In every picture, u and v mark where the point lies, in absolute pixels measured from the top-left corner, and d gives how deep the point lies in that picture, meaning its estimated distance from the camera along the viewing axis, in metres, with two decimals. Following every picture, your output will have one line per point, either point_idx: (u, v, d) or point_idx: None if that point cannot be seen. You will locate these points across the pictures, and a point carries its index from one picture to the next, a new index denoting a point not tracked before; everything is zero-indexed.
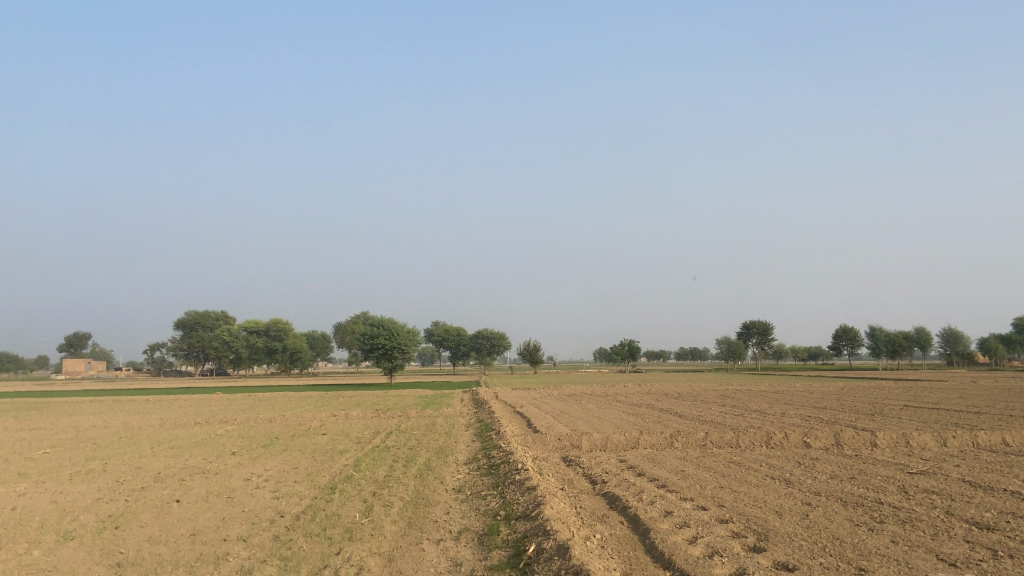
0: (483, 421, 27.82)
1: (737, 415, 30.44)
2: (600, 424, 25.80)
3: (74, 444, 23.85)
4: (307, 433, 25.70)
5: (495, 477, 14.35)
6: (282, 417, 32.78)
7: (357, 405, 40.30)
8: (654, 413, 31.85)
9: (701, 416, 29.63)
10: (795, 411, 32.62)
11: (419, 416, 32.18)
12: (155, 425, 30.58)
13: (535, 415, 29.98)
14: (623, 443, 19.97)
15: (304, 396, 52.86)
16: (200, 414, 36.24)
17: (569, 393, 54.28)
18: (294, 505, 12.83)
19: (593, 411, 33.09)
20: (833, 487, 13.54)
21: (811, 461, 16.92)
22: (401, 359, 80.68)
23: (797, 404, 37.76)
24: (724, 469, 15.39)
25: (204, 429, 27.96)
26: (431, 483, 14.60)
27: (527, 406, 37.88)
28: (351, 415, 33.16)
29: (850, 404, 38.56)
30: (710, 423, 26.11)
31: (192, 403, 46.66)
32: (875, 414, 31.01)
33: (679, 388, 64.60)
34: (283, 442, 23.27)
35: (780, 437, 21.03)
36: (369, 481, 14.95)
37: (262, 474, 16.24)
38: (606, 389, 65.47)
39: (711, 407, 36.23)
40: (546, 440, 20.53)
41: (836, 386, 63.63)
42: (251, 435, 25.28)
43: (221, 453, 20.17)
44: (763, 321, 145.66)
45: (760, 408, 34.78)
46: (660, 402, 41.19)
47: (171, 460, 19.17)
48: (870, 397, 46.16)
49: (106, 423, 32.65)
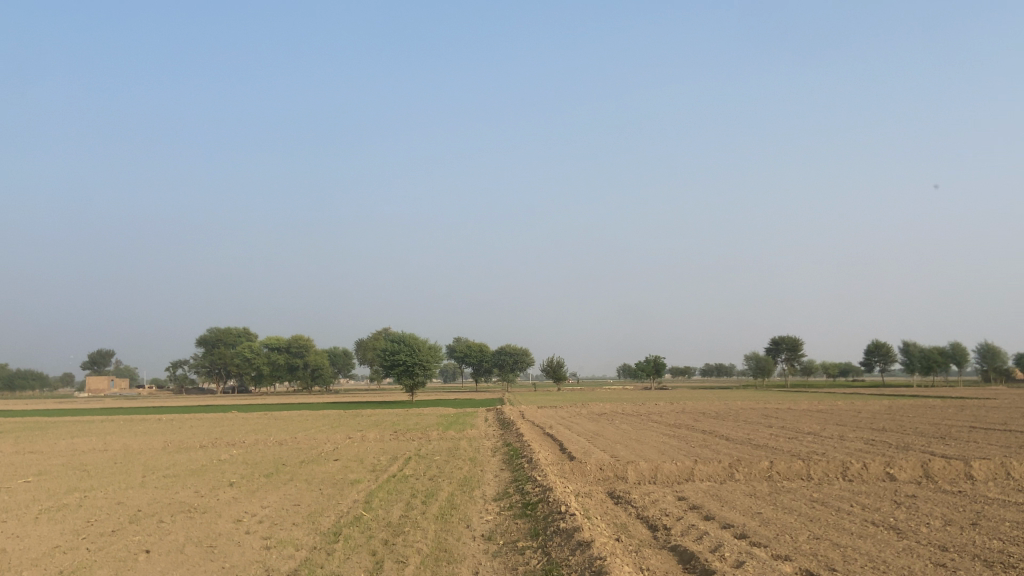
0: (512, 445, 25.26)
1: (792, 438, 27.51)
2: (642, 450, 23.06)
3: (64, 471, 21.76)
4: (319, 459, 23.37)
5: (533, 523, 11.76)
6: (294, 440, 30.49)
7: (375, 425, 37.95)
8: (697, 435, 29.09)
9: (753, 440, 26.71)
10: (855, 434, 29.51)
11: (441, 438, 29.73)
12: (159, 448, 28.53)
13: (569, 438, 27.38)
14: (676, 475, 17.24)
15: (322, 415, 50.60)
16: (210, 435, 34.10)
17: (598, 412, 51.25)
18: (286, 560, 10.40)
19: (630, 433, 30.40)
20: (961, 540, 10.75)
21: (910, 501, 14.03)
22: (423, 376, 78.51)
23: (851, 426, 34.58)
24: (810, 513, 12.62)
25: (209, 454, 25.76)
26: (455, 528, 12.08)
27: (556, 426, 35.28)
28: (367, 437, 30.77)
29: (910, 426, 35.20)
30: (767, 449, 23.19)
31: (205, 423, 44.62)
32: (946, 438, 27.81)
33: (713, 405, 61.28)
34: (290, 469, 20.93)
35: (857, 467, 18.14)
36: (382, 525, 12.43)
37: (256, 513, 13.83)
38: (636, 406, 62.50)
39: (756, 428, 33.30)
40: (586, 471, 17.86)
41: (879, 404, 59.76)
42: (256, 461, 23.00)
43: (218, 485, 17.88)
44: (793, 337, 141.40)
45: (812, 430, 31.70)
46: (699, 423, 38.08)
47: (160, 492, 16.89)
48: (925, 416, 42.50)
49: (107, 445, 30.55)
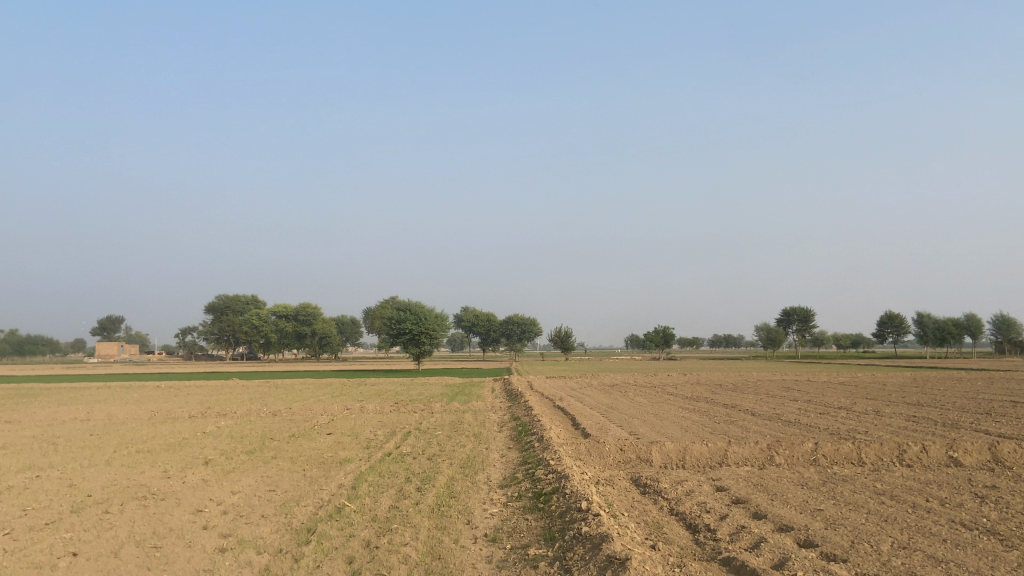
0: (520, 420, 23.22)
1: (825, 414, 25.33)
2: (664, 426, 20.90)
3: (30, 445, 19.90)
4: (310, 433, 21.37)
5: (547, 523, 9.67)
6: (289, 410, 28.65)
7: (377, 395, 36.09)
8: (720, 410, 26.95)
9: (783, 415, 24.52)
10: (891, 409, 27.38)
11: (444, 411, 27.72)
12: (143, 419, 26.64)
13: (581, 412, 25.31)
14: (708, 458, 15.05)
15: (324, 383, 48.83)
16: (202, 404, 32.36)
17: (609, 384, 49.16)
18: (238, 570, 8.33)
19: (647, 407, 28.34)
20: None
21: (994, 494, 11.84)
22: (428, 344, 76.86)
23: (882, 400, 32.40)
24: (883, 512, 10.46)
25: (194, 425, 23.88)
26: (453, 526, 9.98)
27: (567, 398, 33.26)
28: (366, 408, 28.78)
29: (947, 400, 32.91)
30: (802, 427, 20.96)
31: (203, 390, 42.87)
32: (993, 414, 25.53)
33: (729, 377, 59.10)
34: (275, 445, 18.94)
35: (914, 450, 15.91)
36: (366, 521, 10.32)
37: (221, 501, 11.76)
38: (648, 377, 60.40)
39: (782, 401, 31.21)
40: (604, 452, 15.68)
41: (900, 376, 57.47)
42: (241, 435, 21.05)
43: (190, 463, 15.87)
44: (804, 308, 139.01)
45: (842, 405, 29.56)
46: (718, 396, 35.87)
47: (121, 473, 14.90)
48: (957, 390, 40.17)
49: (90, 414, 28.72)
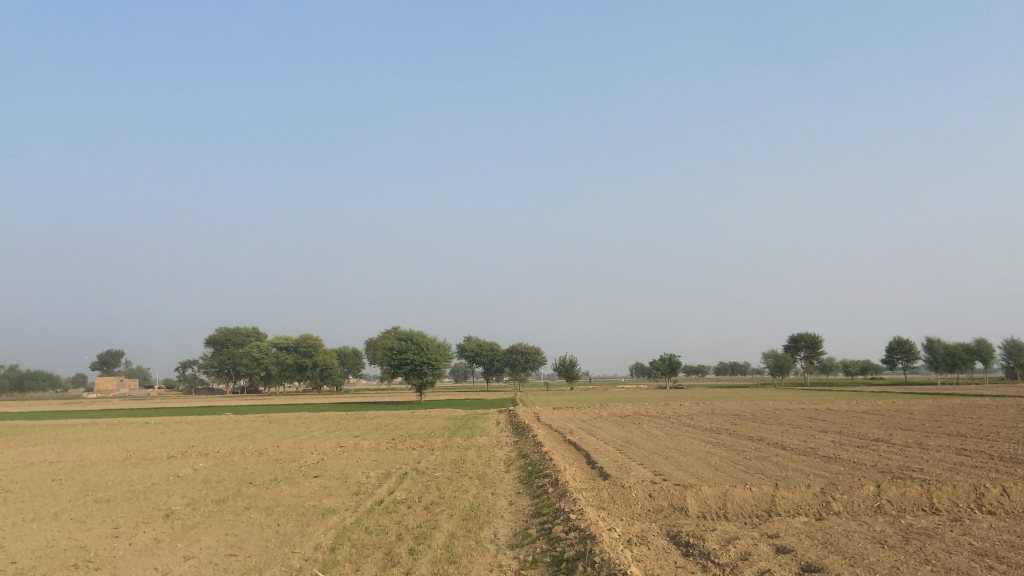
0: (529, 458, 20.90)
1: (864, 448, 22.96)
2: (692, 465, 18.60)
3: None
4: (295, 476, 19.13)
5: None
6: (277, 450, 26.33)
7: (374, 431, 33.77)
8: (749, 445, 24.60)
9: (820, 451, 22.15)
10: (934, 442, 25.11)
11: (446, 448, 25.41)
12: (117, 461, 24.34)
13: (596, 448, 23.02)
14: (754, 508, 12.76)
15: (321, 418, 46.38)
16: (187, 443, 29.95)
17: (619, 414, 46.71)
18: None
19: (666, 441, 26.04)
20: None
21: None
22: (431, 375, 74.65)
23: (919, 431, 29.91)
24: None
25: (169, 468, 21.63)
26: None
27: (578, 431, 30.95)
28: (361, 446, 26.46)
29: (988, 430, 30.47)
30: (846, 465, 18.66)
31: (191, 428, 40.44)
32: None
33: (746, 405, 56.39)
34: (252, 492, 16.65)
35: (993, 496, 13.58)
36: None
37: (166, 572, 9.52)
38: (658, 407, 57.97)
39: (811, 434, 28.83)
40: (631, 500, 13.42)
41: (921, 402, 55.10)
42: (218, 480, 18.78)
43: (147, 517, 13.61)
44: (813, 334, 136.25)
45: (877, 437, 27.24)
46: (738, 427, 33.41)
47: (65, 530, 12.68)
48: (993, 418, 37.59)
49: (62, 456, 26.41)
